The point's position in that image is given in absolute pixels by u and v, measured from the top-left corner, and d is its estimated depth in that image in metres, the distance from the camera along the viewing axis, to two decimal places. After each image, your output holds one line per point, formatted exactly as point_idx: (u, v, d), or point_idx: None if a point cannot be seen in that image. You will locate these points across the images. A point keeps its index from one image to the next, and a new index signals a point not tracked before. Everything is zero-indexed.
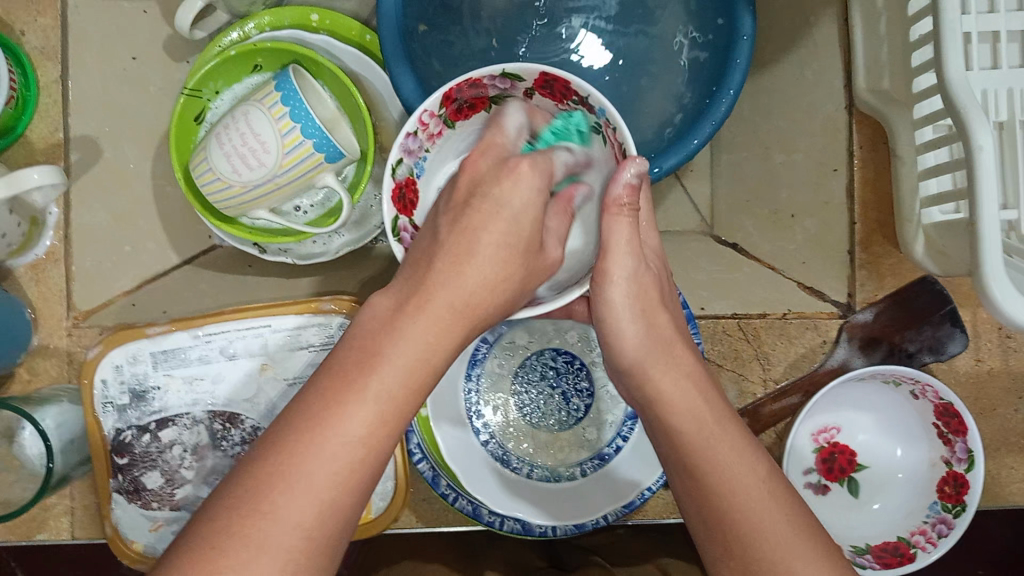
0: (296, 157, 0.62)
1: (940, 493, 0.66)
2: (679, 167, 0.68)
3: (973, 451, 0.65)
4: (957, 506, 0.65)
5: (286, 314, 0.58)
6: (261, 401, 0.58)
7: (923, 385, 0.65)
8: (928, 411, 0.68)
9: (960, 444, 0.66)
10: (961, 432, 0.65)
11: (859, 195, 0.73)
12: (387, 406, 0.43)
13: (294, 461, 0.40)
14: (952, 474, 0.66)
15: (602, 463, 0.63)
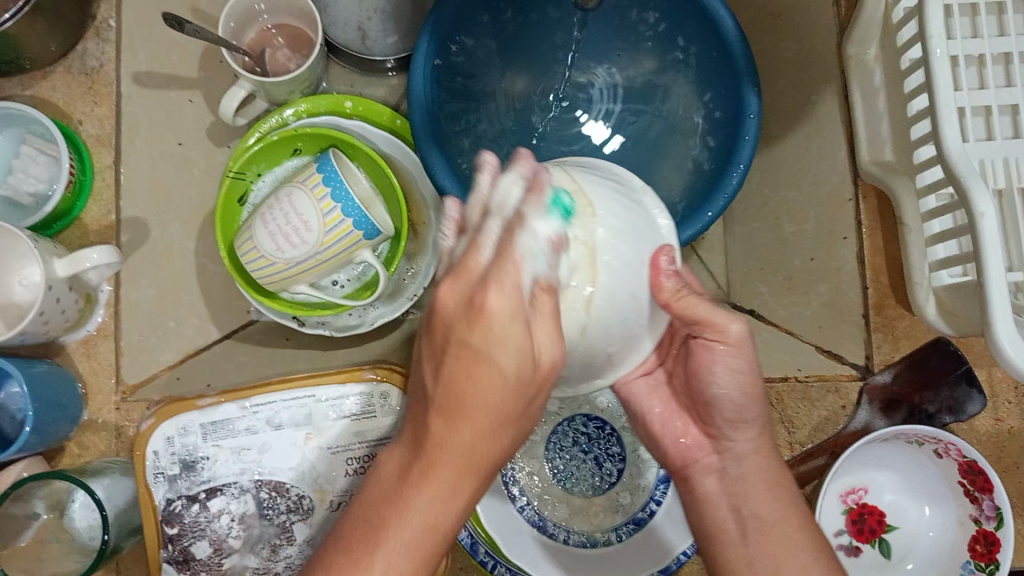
0: (336, 235, 0.66)
1: (973, 552, 0.67)
2: (694, 237, 0.71)
3: (1001, 509, 0.66)
4: (990, 565, 0.66)
5: (330, 384, 0.61)
6: (305, 469, 0.60)
7: (947, 444, 0.67)
8: (952, 470, 0.69)
9: (988, 502, 0.67)
10: (988, 489, 0.66)
11: (869, 260, 0.76)
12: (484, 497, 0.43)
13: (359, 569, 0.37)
14: (982, 532, 0.67)
15: (637, 528, 0.64)
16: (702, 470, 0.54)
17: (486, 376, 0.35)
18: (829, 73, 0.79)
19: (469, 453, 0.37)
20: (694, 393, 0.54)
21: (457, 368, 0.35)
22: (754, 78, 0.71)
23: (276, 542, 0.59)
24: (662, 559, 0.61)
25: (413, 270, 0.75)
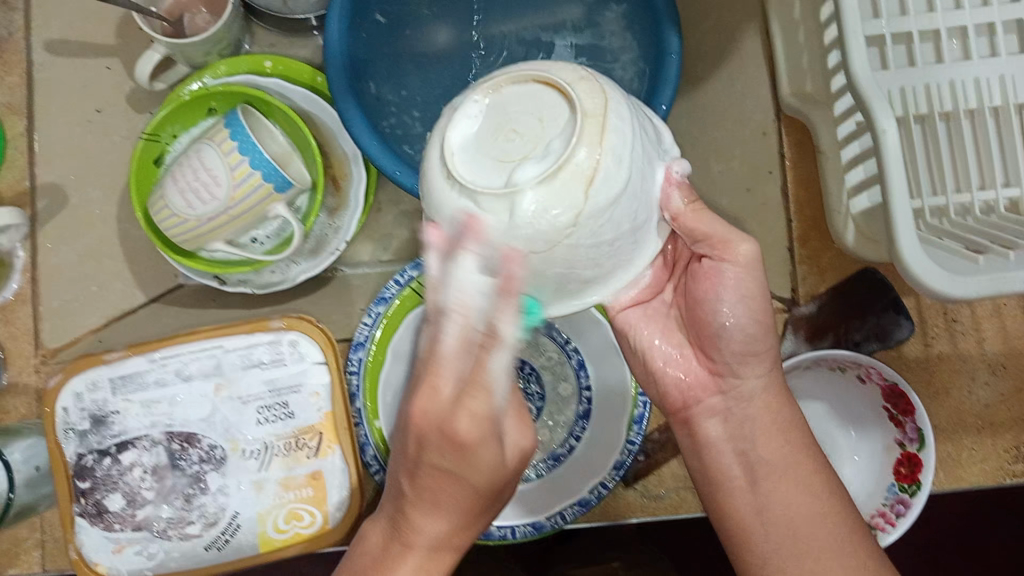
0: (245, 189, 0.65)
1: (897, 475, 0.67)
2: None
3: (922, 431, 0.65)
4: (913, 485, 0.65)
5: (238, 334, 0.61)
6: (215, 419, 0.61)
7: (868, 367, 0.66)
8: (876, 394, 0.68)
9: (911, 424, 0.66)
10: (909, 412, 0.66)
11: (794, 193, 0.75)
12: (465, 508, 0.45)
13: (402, 555, 0.46)
14: (906, 454, 0.67)
15: (555, 464, 0.66)
16: (705, 412, 0.54)
17: (467, 416, 0.42)
18: (751, 9, 0.78)
19: (464, 434, 0.42)
20: (698, 324, 0.53)
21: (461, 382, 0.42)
22: (675, 20, 0.71)
23: (189, 492, 0.60)
24: (579, 492, 0.63)
25: (335, 225, 0.73)
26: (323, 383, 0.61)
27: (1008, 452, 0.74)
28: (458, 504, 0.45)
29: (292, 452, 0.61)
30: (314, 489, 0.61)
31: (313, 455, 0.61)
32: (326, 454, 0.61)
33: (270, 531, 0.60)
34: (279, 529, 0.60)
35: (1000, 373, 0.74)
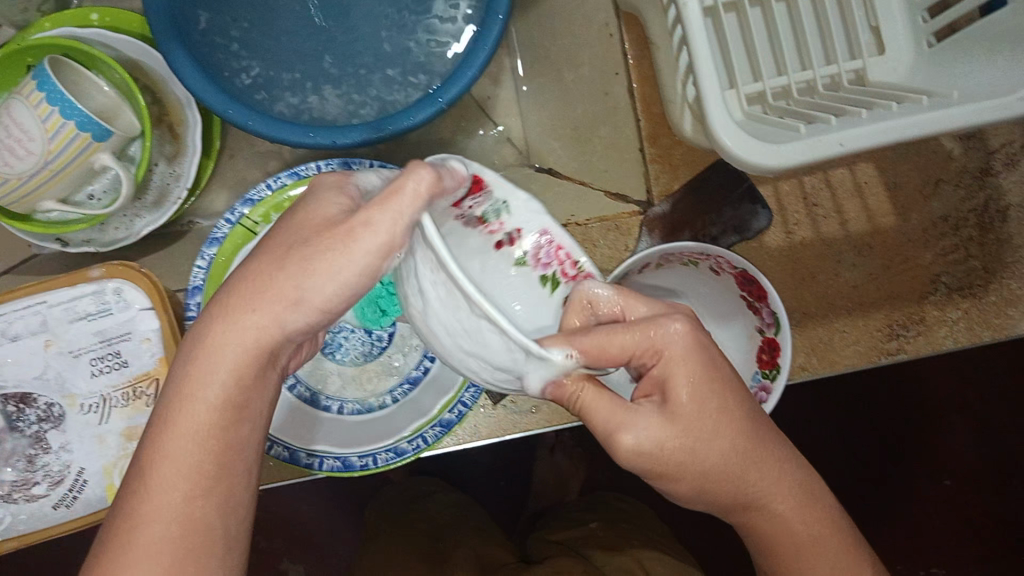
0: (62, 141, 0.63)
1: (760, 362, 0.67)
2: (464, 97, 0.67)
3: (777, 315, 0.64)
4: (773, 371, 0.65)
5: (60, 288, 0.60)
6: (49, 377, 0.60)
7: (716, 258, 0.64)
8: (734, 284, 0.67)
9: (767, 310, 0.65)
10: (763, 298, 0.65)
11: (639, 92, 0.74)
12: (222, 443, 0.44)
13: (152, 464, 0.43)
14: (766, 340, 0.66)
15: (412, 387, 0.65)
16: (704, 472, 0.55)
17: (257, 327, 0.44)
18: None
19: (225, 383, 0.44)
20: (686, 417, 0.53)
21: (257, 274, 0.44)
22: None
23: (31, 453, 0.59)
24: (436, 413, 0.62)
25: (175, 172, 0.72)
26: (153, 328, 0.60)
27: (880, 330, 0.73)
28: (213, 445, 0.43)
29: (130, 401, 0.60)
30: None
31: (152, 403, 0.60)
32: None
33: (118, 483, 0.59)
34: None
35: (866, 253, 0.73)
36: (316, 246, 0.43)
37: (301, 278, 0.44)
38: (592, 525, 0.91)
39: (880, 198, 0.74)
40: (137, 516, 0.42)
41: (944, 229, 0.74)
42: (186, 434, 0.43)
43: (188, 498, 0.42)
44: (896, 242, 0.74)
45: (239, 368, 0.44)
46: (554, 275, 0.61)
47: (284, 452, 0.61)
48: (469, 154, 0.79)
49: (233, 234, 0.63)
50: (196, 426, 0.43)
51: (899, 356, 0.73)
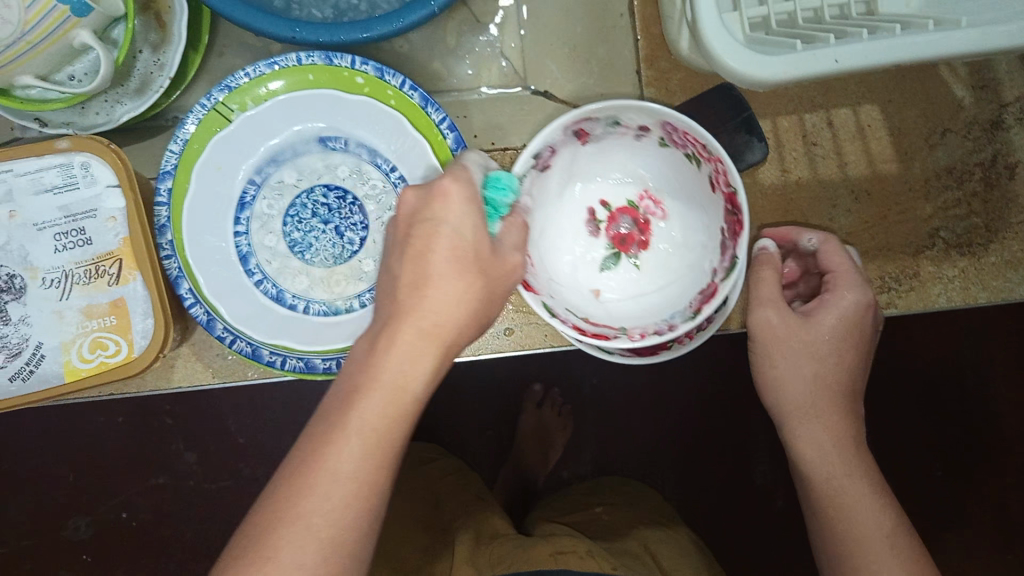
0: (38, 12, 0.60)
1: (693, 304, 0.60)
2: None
3: (735, 260, 0.57)
4: (697, 315, 0.58)
5: (26, 158, 0.58)
6: (12, 245, 0.59)
7: (717, 164, 0.56)
8: (720, 208, 0.58)
9: (731, 251, 0.57)
10: (738, 231, 0.56)
11: (641, 12, 0.71)
12: (370, 436, 0.41)
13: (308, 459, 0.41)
14: (711, 285, 0.59)
15: (380, 294, 0.63)
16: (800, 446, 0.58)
17: (451, 286, 0.44)
18: None
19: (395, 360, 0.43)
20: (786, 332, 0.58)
21: (420, 269, 0.44)
22: None
23: None
24: None
25: (159, 61, 0.70)
26: (120, 208, 0.59)
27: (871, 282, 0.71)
28: (378, 428, 0.42)
29: (93, 279, 0.59)
30: (117, 318, 0.59)
31: (114, 282, 0.59)
32: (128, 281, 0.59)
33: (76, 360, 0.59)
34: (85, 359, 0.59)
35: (863, 199, 0.71)
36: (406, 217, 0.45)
37: (406, 308, 0.44)
38: (597, 511, 0.94)
39: (883, 143, 0.71)
40: (298, 509, 0.40)
41: (947, 182, 0.71)
42: (349, 424, 0.41)
43: (349, 482, 0.40)
44: (895, 191, 0.71)
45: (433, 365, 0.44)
46: (692, 154, 0.57)
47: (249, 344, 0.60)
48: (477, 53, 0.73)
49: (205, 121, 0.61)
50: (363, 421, 0.42)
51: (889, 310, 0.72)
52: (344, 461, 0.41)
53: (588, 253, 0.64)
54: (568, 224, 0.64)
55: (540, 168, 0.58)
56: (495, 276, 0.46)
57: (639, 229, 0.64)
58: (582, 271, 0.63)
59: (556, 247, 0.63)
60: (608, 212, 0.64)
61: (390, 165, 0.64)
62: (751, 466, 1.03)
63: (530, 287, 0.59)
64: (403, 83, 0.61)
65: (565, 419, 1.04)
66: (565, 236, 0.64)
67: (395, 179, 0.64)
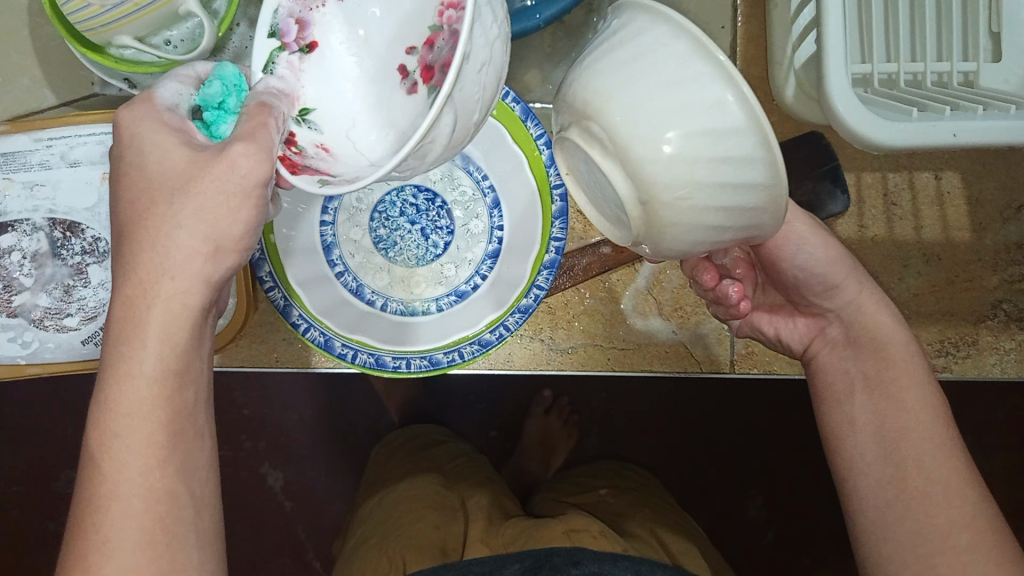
0: None
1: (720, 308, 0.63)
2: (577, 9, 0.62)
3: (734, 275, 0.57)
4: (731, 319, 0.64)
5: None
6: (101, 210, 0.58)
7: None
8: None
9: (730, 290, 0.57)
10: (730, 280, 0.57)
11: (743, 50, 0.71)
12: (152, 417, 0.42)
13: (107, 442, 0.41)
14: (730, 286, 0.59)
15: (458, 300, 0.64)
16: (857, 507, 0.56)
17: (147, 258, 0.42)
18: None
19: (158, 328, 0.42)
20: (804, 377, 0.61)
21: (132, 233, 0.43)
22: None
23: (69, 284, 0.58)
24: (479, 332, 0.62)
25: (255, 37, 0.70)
26: None
27: (931, 344, 0.72)
28: (160, 403, 0.42)
29: None
30: None
31: None
32: None
33: None
34: None
35: (933, 264, 0.72)
36: (123, 138, 0.44)
37: (159, 276, 0.42)
38: (602, 492, 0.92)
39: (959, 211, 0.72)
40: (110, 493, 0.41)
41: (1016, 256, 0.72)
42: (128, 403, 0.41)
43: (151, 471, 0.41)
44: (965, 260, 0.72)
45: (174, 331, 0.42)
46: None
47: (323, 338, 0.60)
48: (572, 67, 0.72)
49: None
50: (136, 397, 0.41)
51: (945, 373, 0.72)
52: (134, 443, 0.41)
53: (408, 113, 0.46)
54: (326, 91, 0.48)
55: (292, 47, 0.47)
56: (216, 179, 0.41)
57: (441, 49, 0.43)
58: (377, 147, 0.47)
59: (331, 116, 0.47)
60: (418, 60, 0.46)
61: (483, 173, 0.64)
62: (748, 500, 1.06)
63: (322, 172, 0.45)
64: (508, 94, 0.61)
65: (571, 428, 1.02)
66: (379, 108, 0.48)
67: (486, 188, 0.64)
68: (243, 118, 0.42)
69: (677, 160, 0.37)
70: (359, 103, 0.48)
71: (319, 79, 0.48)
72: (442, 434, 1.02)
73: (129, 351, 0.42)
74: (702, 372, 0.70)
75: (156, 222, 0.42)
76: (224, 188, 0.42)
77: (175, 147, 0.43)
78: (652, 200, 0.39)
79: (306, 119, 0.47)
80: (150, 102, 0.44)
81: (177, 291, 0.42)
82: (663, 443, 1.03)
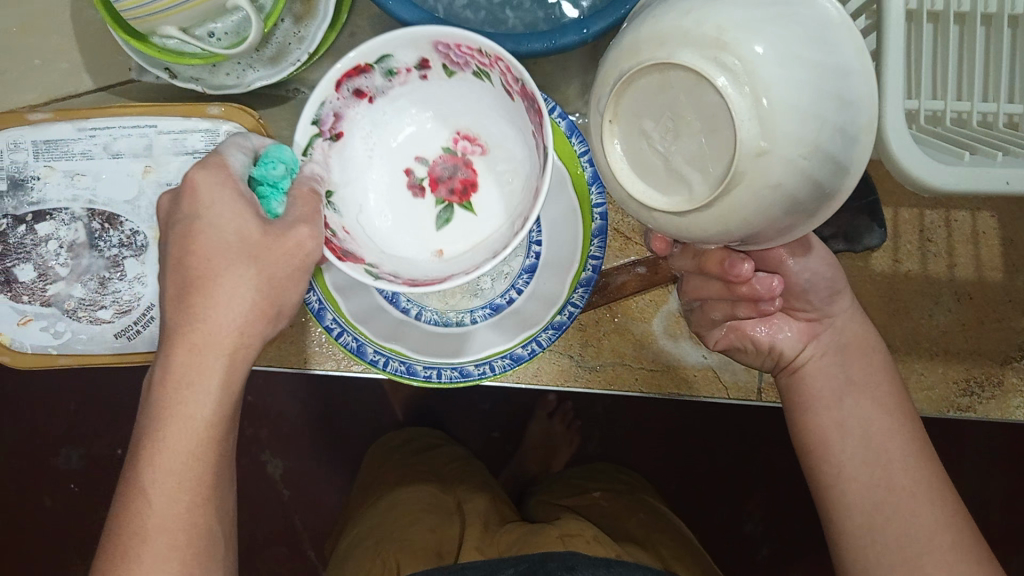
0: None
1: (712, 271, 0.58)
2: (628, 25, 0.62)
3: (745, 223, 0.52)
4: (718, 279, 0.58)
5: (172, 117, 0.58)
6: (140, 204, 0.58)
7: None
8: None
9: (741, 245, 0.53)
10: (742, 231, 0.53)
11: None
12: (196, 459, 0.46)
13: (151, 481, 0.46)
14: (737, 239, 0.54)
15: (492, 313, 0.63)
16: None
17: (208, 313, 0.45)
18: None
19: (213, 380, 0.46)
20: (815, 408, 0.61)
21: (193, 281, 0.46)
22: None
23: (105, 276, 0.58)
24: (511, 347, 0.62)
25: (299, 33, 0.69)
26: None
27: (957, 383, 0.71)
28: (206, 449, 0.46)
29: None
30: None
31: None
32: None
33: None
34: None
35: (964, 302, 0.72)
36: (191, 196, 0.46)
37: (218, 331, 0.46)
38: (594, 494, 0.93)
39: (993, 251, 0.72)
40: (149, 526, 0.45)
41: None
42: (176, 447, 0.45)
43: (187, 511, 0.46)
44: (995, 299, 0.72)
45: (225, 382, 0.46)
46: None
47: (357, 349, 0.61)
48: None
49: None
50: (184, 442, 0.46)
51: (967, 413, 0.71)
52: (175, 484, 0.46)
53: (418, 218, 0.56)
54: (349, 183, 0.54)
55: (327, 135, 0.51)
56: (287, 254, 0.47)
57: (462, 171, 0.57)
58: (398, 244, 0.54)
59: (353, 209, 0.53)
60: (428, 171, 0.57)
61: None
62: (745, 515, 1.07)
63: (360, 258, 0.50)
64: (555, 109, 0.61)
65: (573, 434, 1.04)
66: (391, 205, 0.56)
67: None
68: (299, 203, 0.48)
69: (815, 109, 0.36)
70: (370, 195, 0.55)
71: (344, 173, 0.53)
72: (438, 438, 1.02)
73: (184, 398, 0.45)
74: (729, 398, 0.70)
75: (224, 283, 0.46)
76: (290, 264, 0.47)
77: (244, 213, 0.46)
78: (770, 150, 0.36)
79: (332, 202, 0.51)
80: (226, 166, 0.47)
81: (234, 347, 0.46)
82: (668, 455, 1.03)
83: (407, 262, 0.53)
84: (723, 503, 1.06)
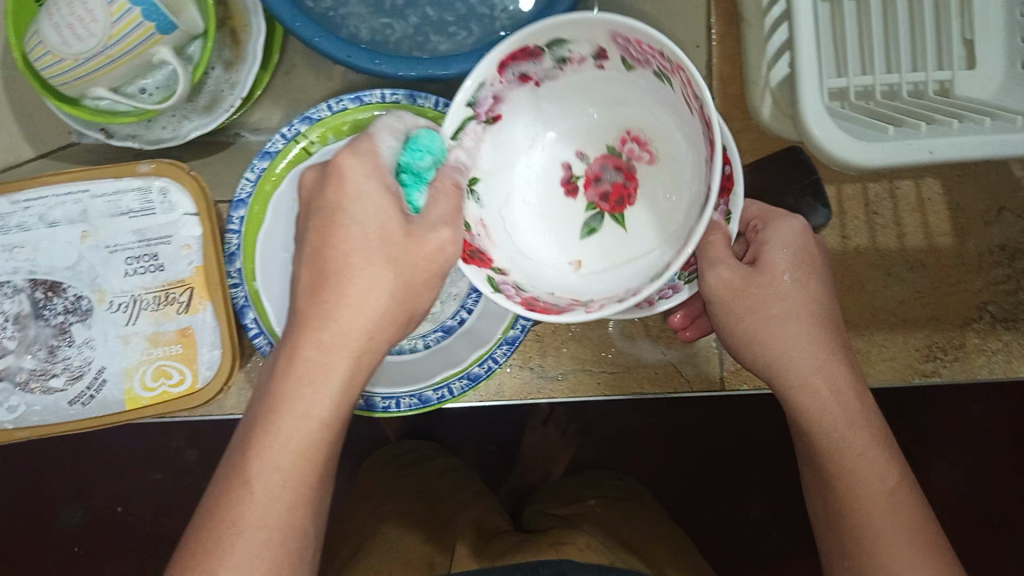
0: (125, 27, 0.60)
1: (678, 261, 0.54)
2: None
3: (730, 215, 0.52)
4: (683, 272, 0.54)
5: (104, 179, 0.58)
6: (82, 268, 0.59)
7: (680, 79, 0.46)
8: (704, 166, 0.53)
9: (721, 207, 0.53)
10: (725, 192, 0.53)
11: (717, 69, 0.71)
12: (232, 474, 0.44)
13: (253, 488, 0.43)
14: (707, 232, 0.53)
15: (445, 335, 0.64)
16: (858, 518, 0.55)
17: (338, 305, 0.44)
18: None
19: (340, 372, 0.45)
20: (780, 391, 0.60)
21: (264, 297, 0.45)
22: None
23: (53, 344, 0.59)
24: (468, 366, 0.62)
25: (232, 80, 0.69)
26: (194, 236, 0.59)
27: (919, 350, 0.72)
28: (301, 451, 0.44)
29: (161, 306, 0.59)
30: (184, 347, 0.59)
31: (183, 310, 0.59)
32: (197, 310, 0.59)
33: (138, 388, 0.58)
34: (147, 387, 0.59)
35: (917, 270, 0.72)
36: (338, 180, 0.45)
37: (345, 327, 0.44)
38: (590, 503, 0.91)
39: (940, 217, 0.72)
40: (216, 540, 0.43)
41: (999, 258, 0.72)
42: (274, 440, 0.44)
43: (268, 519, 0.43)
44: (948, 264, 0.72)
45: (346, 379, 0.45)
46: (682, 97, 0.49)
47: None
48: None
49: (288, 145, 0.61)
50: (293, 435, 0.44)
51: (934, 378, 0.72)
52: (257, 483, 0.44)
53: (568, 219, 0.54)
54: (499, 179, 0.53)
55: (482, 118, 0.50)
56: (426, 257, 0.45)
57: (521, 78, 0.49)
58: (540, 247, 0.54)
59: (501, 207, 0.53)
60: (586, 168, 0.55)
61: None
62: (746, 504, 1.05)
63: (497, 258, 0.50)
64: None
65: (568, 439, 1.02)
66: (543, 208, 0.55)
67: None
68: (442, 199, 0.46)
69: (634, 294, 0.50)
70: (521, 199, 0.54)
71: (499, 178, 0.53)
72: (435, 449, 1.00)
73: (309, 394, 0.44)
74: (692, 391, 0.70)
75: (355, 274, 0.44)
76: (432, 264, 0.45)
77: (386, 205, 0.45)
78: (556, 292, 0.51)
79: (475, 190, 0.51)
80: (374, 156, 0.45)
81: (353, 336, 0.44)
82: (661, 453, 1.02)
83: (546, 266, 0.53)
84: (724, 494, 1.04)
